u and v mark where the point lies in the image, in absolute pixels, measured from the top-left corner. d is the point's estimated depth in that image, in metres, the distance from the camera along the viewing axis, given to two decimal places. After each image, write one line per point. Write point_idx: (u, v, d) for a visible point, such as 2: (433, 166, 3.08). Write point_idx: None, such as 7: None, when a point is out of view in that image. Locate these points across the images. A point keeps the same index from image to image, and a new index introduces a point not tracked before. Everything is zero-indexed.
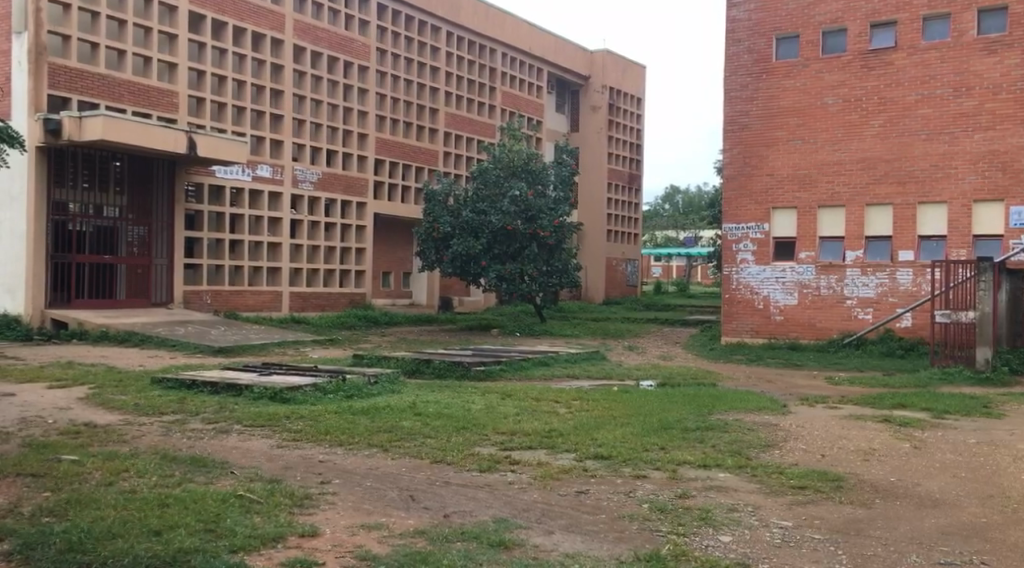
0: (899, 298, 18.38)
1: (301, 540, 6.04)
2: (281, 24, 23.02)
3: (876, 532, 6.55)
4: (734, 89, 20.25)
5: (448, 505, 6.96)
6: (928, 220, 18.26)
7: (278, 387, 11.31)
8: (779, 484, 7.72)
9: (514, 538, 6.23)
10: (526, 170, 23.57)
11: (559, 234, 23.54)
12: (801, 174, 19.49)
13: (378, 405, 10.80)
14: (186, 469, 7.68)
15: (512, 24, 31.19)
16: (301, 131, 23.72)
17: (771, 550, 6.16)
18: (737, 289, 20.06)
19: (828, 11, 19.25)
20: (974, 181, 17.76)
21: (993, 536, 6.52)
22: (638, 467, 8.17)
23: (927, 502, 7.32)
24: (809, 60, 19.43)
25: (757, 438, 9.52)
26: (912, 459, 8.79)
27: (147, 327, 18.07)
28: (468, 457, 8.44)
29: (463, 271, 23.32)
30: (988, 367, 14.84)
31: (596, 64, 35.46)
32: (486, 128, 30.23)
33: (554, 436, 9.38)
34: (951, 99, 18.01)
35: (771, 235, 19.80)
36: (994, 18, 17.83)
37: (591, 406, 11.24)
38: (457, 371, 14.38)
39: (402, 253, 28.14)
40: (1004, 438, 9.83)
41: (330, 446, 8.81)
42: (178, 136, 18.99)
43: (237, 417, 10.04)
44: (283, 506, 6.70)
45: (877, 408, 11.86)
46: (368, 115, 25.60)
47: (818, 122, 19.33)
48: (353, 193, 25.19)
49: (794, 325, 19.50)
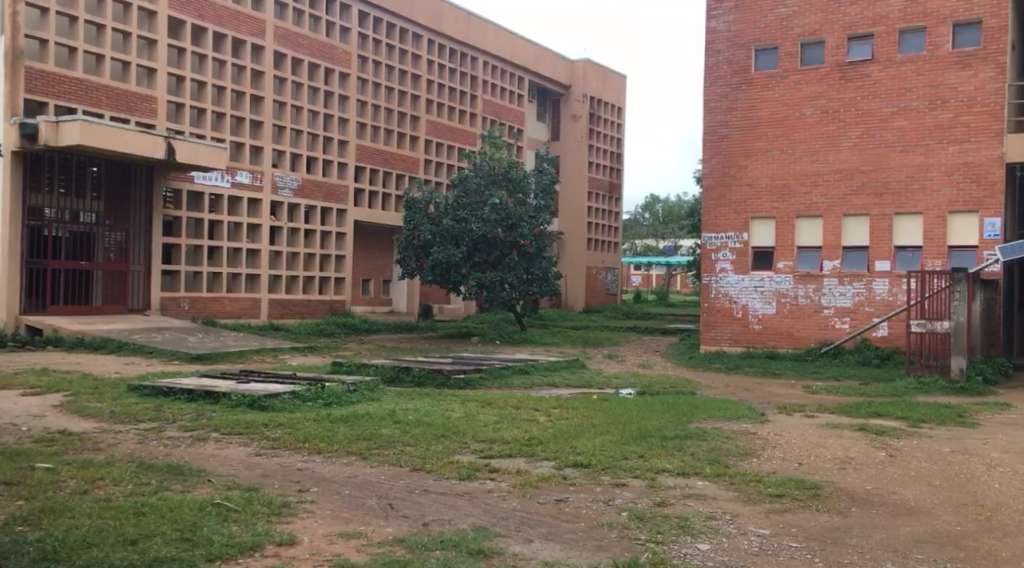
0: (875, 308, 18.52)
1: (278, 549, 6.02)
2: (262, 30, 22.97)
3: (852, 540, 6.61)
4: (714, 99, 20.40)
5: (428, 514, 6.95)
6: (904, 231, 18.43)
7: (256, 394, 11.25)
8: (757, 493, 7.77)
9: (494, 546, 6.23)
10: (508, 178, 23.59)
11: (540, 242, 23.56)
12: (778, 185, 19.65)
13: (357, 412, 10.78)
14: (163, 477, 7.62)
15: (494, 32, 31.29)
16: (281, 138, 23.66)
17: (749, 558, 6.19)
18: (716, 297, 20.18)
19: (807, 23, 19.44)
20: (948, 193, 17.94)
21: (967, 543, 6.59)
22: (617, 476, 8.19)
23: (902, 510, 7.39)
24: (788, 71, 19.60)
25: (736, 447, 9.58)
26: (888, 467, 8.87)
27: (124, 334, 17.96)
28: (448, 465, 8.43)
29: (443, 279, 23.28)
30: (963, 377, 14.99)
31: (577, 73, 35.63)
32: (467, 136, 30.28)
33: (534, 444, 9.39)
34: (926, 111, 18.21)
35: (750, 244, 19.95)
36: (968, 32, 18.03)
37: (571, 414, 11.28)
38: (437, 379, 14.39)
39: (383, 260, 28.10)
40: (978, 447, 9.95)
41: (308, 454, 8.78)
42: (155, 140, 18.86)
43: (215, 424, 9.97)
44: (262, 515, 6.68)
45: (854, 417, 11.95)
46: (349, 122, 25.59)
47: (797, 132, 19.50)
48: (333, 199, 25.15)
49: (773, 333, 19.62)
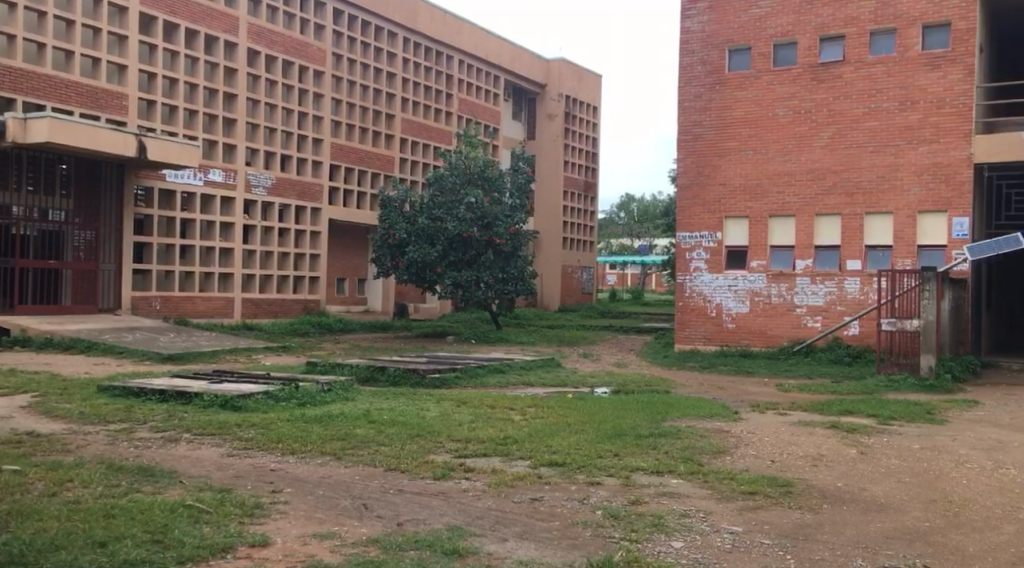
0: (847, 307, 18.69)
1: (251, 551, 5.99)
2: (235, 27, 22.81)
3: (823, 537, 6.68)
4: (688, 99, 20.52)
5: (402, 514, 6.95)
6: (874, 230, 18.61)
7: (229, 394, 11.18)
8: (730, 490, 7.84)
9: (469, 545, 6.23)
10: (483, 177, 23.58)
11: (515, 241, 23.59)
12: (752, 185, 19.79)
13: (331, 412, 10.74)
14: (133, 479, 7.56)
15: (469, 31, 31.26)
16: (254, 135, 23.50)
17: (722, 555, 6.24)
18: (690, 296, 20.30)
19: (779, 24, 19.59)
20: (918, 193, 18.13)
21: (935, 539, 6.68)
22: (592, 474, 8.22)
23: (873, 507, 7.47)
24: (761, 72, 19.75)
25: (710, 445, 9.64)
26: (859, 464, 8.97)
27: (94, 334, 17.78)
28: (423, 465, 8.42)
29: (418, 278, 23.26)
30: (932, 374, 15.22)
31: (553, 72, 35.68)
32: (443, 135, 30.23)
33: (509, 443, 9.40)
34: (896, 112, 18.41)
35: (724, 243, 20.08)
36: (937, 34, 18.22)
37: (546, 413, 11.30)
38: (412, 379, 14.38)
39: (358, 259, 28.01)
40: (947, 443, 10.09)
41: (282, 455, 8.74)
42: (126, 137, 18.68)
43: (187, 425, 9.90)
44: (235, 516, 6.65)
45: (825, 415, 12.07)
46: (323, 120, 25.48)
47: (770, 132, 19.65)
48: (307, 197, 25.03)
49: (746, 332, 19.76)
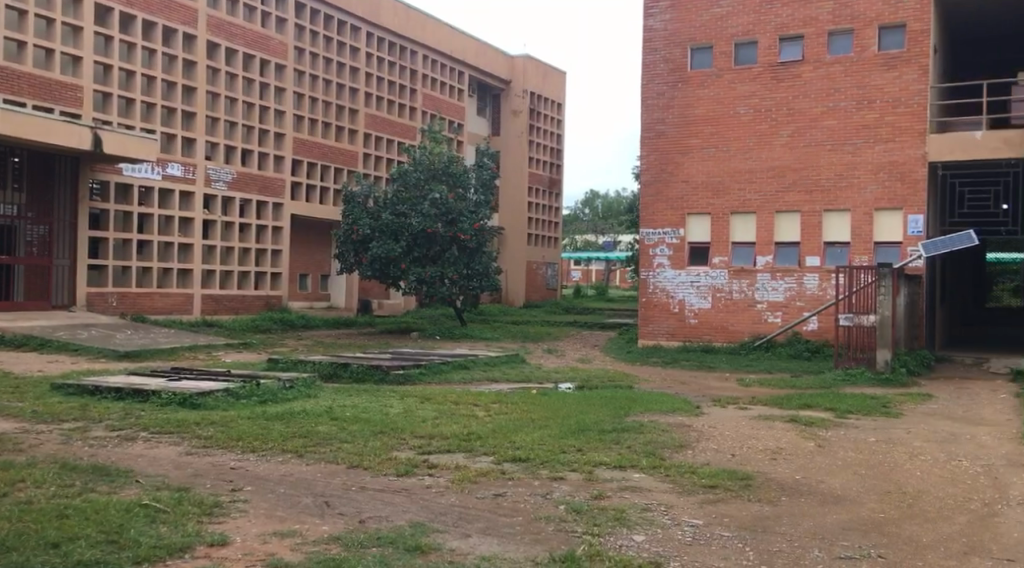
0: (806, 302, 18.94)
1: (209, 550, 5.95)
2: (194, 20, 22.54)
3: (781, 528, 6.78)
4: (651, 96, 20.64)
5: (364, 511, 6.93)
6: (833, 227, 18.88)
7: (188, 392, 11.08)
8: (691, 483, 7.92)
9: (431, 542, 6.24)
10: (448, 173, 23.53)
11: (479, 237, 23.59)
12: (714, 182, 19.96)
13: (293, 409, 10.68)
14: (87, 478, 7.46)
15: (433, 26, 31.18)
16: (214, 129, 23.25)
17: (683, 548, 6.31)
18: (653, 292, 20.45)
19: (740, 23, 19.77)
20: (874, 191, 18.41)
21: (889, 530, 6.80)
22: (555, 469, 8.26)
23: (829, 499, 7.59)
24: (722, 70, 19.92)
25: (671, 439, 9.73)
26: (816, 457, 9.11)
27: (48, 331, 17.49)
28: (386, 461, 8.42)
29: (382, 274, 23.18)
30: (888, 369, 15.50)
31: (517, 69, 35.70)
32: (407, 131, 30.12)
33: (473, 439, 9.42)
34: (853, 111, 18.66)
35: (686, 240, 20.25)
36: (893, 35, 18.50)
37: (510, 409, 11.33)
38: (375, 375, 14.34)
39: (321, 255, 27.84)
40: (901, 436, 10.27)
41: (242, 453, 8.69)
42: (81, 131, 18.40)
43: (144, 423, 9.80)
44: (192, 515, 6.60)
45: (785, 408, 12.23)
46: (285, 115, 25.28)
47: (731, 130, 19.83)
48: (269, 193, 24.82)
49: (708, 327, 19.94)
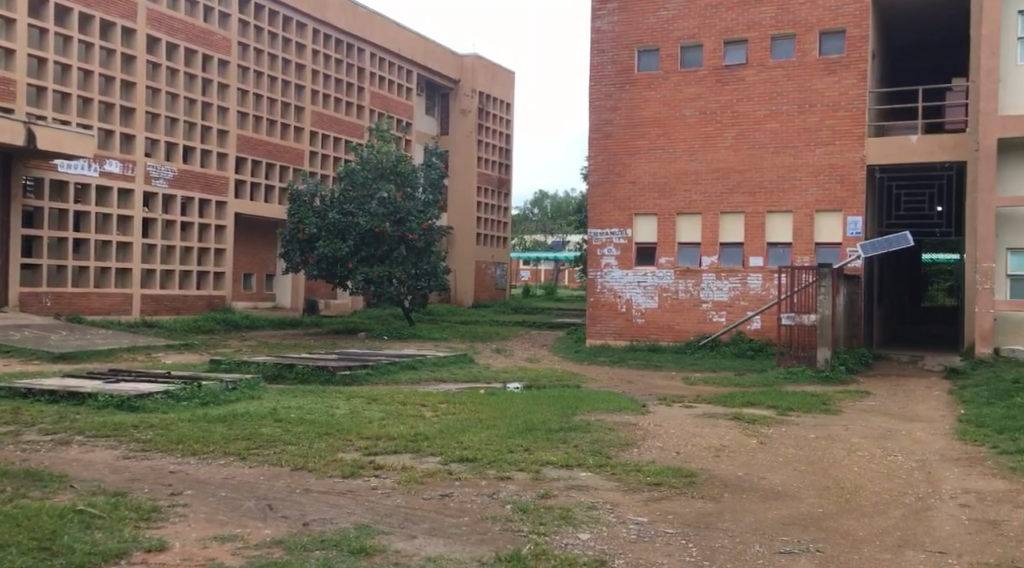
0: (749, 302, 19.21)
1: (146, 555, 5.83)
2: (134, 14, 22.10)
3: (723, 524, 6.86)
4: (599, 98, 20.76)
5: (308, 513, 6.86)
6: (775, 228, 19.17)
7: (126, 395, 10.85)
8: (636, 481, 7.98)
9: (376, 544, 6.19)
10: (396, 172, 23.39)
11: (428, 237, 23.51)
12: (660, 183, 20.14)
13: (235, 411, 10.52)
14: (18, 484, 7.26)
15: (381, 25, 30.99)
16: (155, 126, 22.83)
17: (627, 545, 6.35)
18: (601, 292, 20.57)
19: (686, 26, 19.97)
20: (815, 193, 18.75)
21: (828, 524, 6.92)
22: (502, 469, 8.26)
23: (771, 494, 7.70)
24: (668, 73, 20.11)
25: (617, 438, 9.78)
26: (758, 454, 9.24)
27: None
28: (331, 464, 8.33)
29: (329, 274, 22.97)
30: (828, 367, 15.78)
31: (466, 68, 35.66)
32: (354, 129, 29.90)
33: (420, 440, 9.38)
34: (795, 115, 18.97)
35: (633, 240, 20.40)
36: (833, 41, 18.85)
37: (458, 409, 11.30)
38: (321, 376, 14.20)
39: (266, 254, 27.49)
40: (841, 433, 10.47)
41: (182, 456, 8.53)
42: (13, 126, 17.93)
43: (79, 427, 9.57)
44: (128, 520, 6.46)
45: (729, 406, 12.39)
46: (229, 112, 24.91)
47: (677, 132, 20.03)
48: (212, 191, 24.43)
49: (655, 327, 20.11)
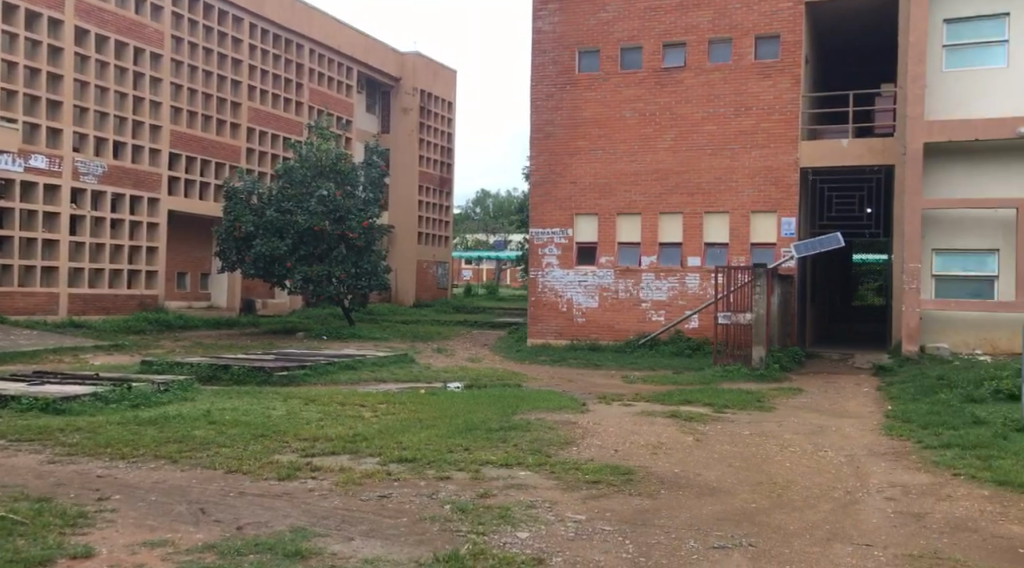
0: (687, 301, 19.44)
1: (71, 563, 5.67)
2: (61, 4, 21.50)
3: (660, 521, 6.91)
4: (540, 98, 20.83)
5: (242, 517, 6.73)
6: (713, 229, 19.43)
7: (52, 398, 10.54)
8: (574, 480, 8.00)
9: (312, 546, 6.11)
10: (335, 170, 23.14)
11: (368, 236, 23.32)
12: (601, 183, 20.27)
13: (167, 414, 10.30)
14: None
15: (320, 21, 30.66)
16: (83, 120, 22.24)
17: (565, 543, 6.37)
18: (542, 292, 20.65)
19: (625, 28, 20.13)
20: (751, 194, 19.05)
21: (760, 519, 7.03)
22: (441, 469, 8.22)
23: (706, 491, 7.80)
24: (608, 74, 20.25)
25: (556, 437, 9.81)
26: (694, 451, 9.34)
27: None
28: (266, 466, 8.20)
29: (267, 273, 22.63)
30: (762, 365, 16.04)
31: (407, 66, 35.48)
32: (292, 126, 29.53)
33: (359, 440, 9.29)
34: (731, 118, 19.24)
35: (574, 240, 20.51)
36: (768, 45, 19.17)
37: (398, 409, 11.23)
38: (258, 377, 13.99)
39: (201, 253, 27.00)
40: (774, 429, 10.65)
41: (110, 460, 8.32)
42: None
43: (2, 430, 9.27)
44: (53, 527, 6.26)
45: (667, 404, 12.51)
46: (162, 106, 24.40)
47: (617, 133, 20.17)
48: (144, 187, 23.90)
49: (595, 326, 20.24)
